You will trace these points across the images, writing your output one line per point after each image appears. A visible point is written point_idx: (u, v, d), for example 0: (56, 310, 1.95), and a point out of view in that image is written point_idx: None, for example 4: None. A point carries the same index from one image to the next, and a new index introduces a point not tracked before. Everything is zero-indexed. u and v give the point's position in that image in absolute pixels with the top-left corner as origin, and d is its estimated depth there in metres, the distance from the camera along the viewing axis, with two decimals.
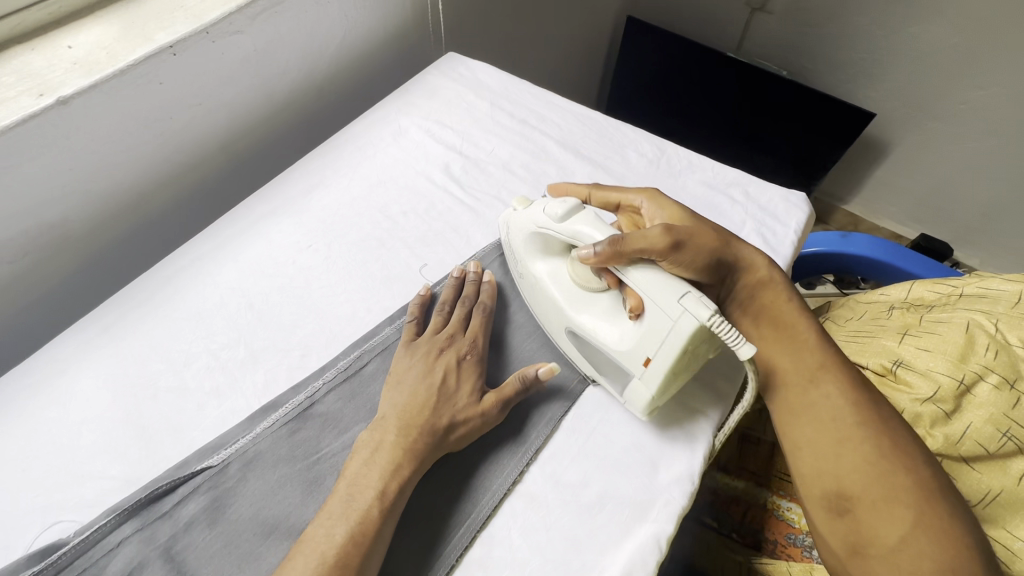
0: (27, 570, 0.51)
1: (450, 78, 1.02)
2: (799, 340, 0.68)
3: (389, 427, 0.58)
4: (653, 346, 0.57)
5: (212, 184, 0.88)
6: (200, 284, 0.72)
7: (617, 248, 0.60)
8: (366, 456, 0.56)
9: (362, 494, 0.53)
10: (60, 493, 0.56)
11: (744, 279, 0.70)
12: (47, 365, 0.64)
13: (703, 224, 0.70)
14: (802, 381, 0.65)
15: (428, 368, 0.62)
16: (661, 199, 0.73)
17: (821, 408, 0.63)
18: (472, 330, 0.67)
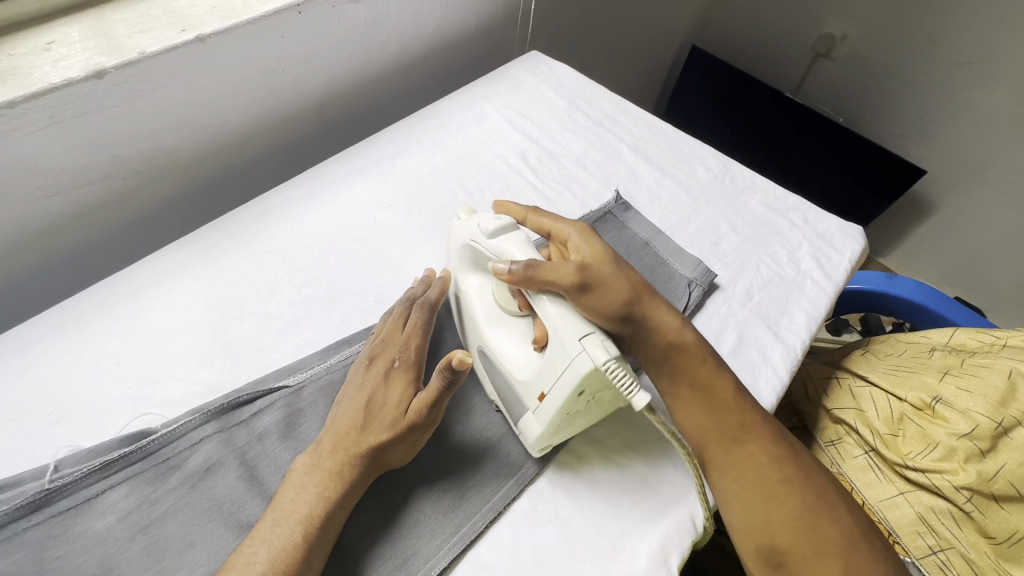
0: (119, 450, 0.56)
1: (533, 73, 1.07)
2: (726, 401, 0.60)
3: (321, 452, 0.55)
4: (548, 383, 0.54)
5: (302, 138, 0.94)
6: (290, 224, 0.77)
7: (529, 273, 0.56)
8: (298, 481, 0.53)
9: (289, 518, 0.50)
10: (151, 388, 0.61)
11: (657, 335, 0.61)
12: (148, 273, 0.70)
13: (630, 270, 0.62)
14: (727, 441, 0.59)
15: (356, 384, 0.59)
16: (588, 233, 0.64)
17: (747, 466, 0.57)
18: (408, 333, 0.62)
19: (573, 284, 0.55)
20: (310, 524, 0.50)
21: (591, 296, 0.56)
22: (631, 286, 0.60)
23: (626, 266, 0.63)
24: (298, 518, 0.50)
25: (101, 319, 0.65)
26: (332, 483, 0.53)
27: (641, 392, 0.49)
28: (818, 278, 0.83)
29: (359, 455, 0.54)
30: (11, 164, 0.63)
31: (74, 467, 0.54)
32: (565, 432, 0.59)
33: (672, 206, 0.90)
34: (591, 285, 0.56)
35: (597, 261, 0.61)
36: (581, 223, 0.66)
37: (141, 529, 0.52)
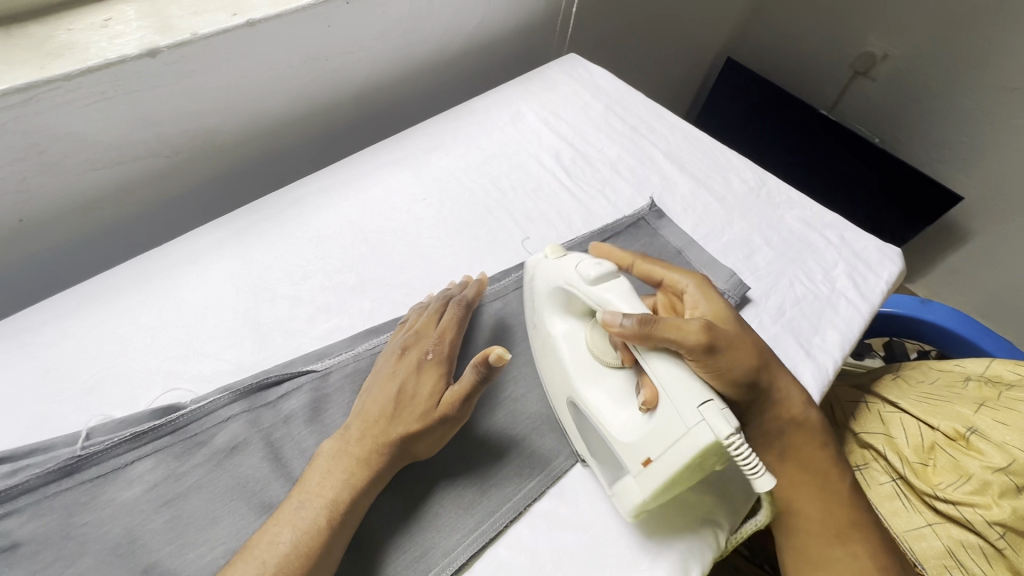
0: (149, 422, 0.56)
1: (571, 76, 1.07)
2: (841, 492, 0.62)
3: (350, 437, 0.55)
4: (660, 454, 0.50)
5: (339, 128, 0.95)
6: (324, 211, 0.78)
7: (642, 330, 0.52)
8: (325, 465, 0.53)
9: (314, 503, 0.51)
10: (182, 363, 0.62)
11: (784, 415, 0.62)
12: (184, 251, 0.71)
13: (751, 334, 0.62)
14: (834, 535, 0.60)
15: (388, 373, 0.60)
16: (707, 291, 0.64)
17: (851, 562, 0.58)
18: (442, 328, 0.63)
19: (698, 346, 0.53)
20: (335, 508, 0.51)
21: (714, 359, 0.54)
22: (757, 354, 0.59)
23: (746, 327, 0.63)
24: (321, 501, 0.51)
25: (137, 293, 0.66)
26: (360, 468, 0.53)
27: (766, 475, 0.46)
28: (853, 298, 0.81)
29: (387, 443, 0.54)
30: (62, 136, 0.64)
31: (106, 436, 0.55)
32: (665, 500, 0.54)
33: (706, 217, 0.88)
34: (716, 348, 0.54)
35: (720, 320, 0.62)
36: (698, 278, 0.66)
37: (166, 502, 0.53)
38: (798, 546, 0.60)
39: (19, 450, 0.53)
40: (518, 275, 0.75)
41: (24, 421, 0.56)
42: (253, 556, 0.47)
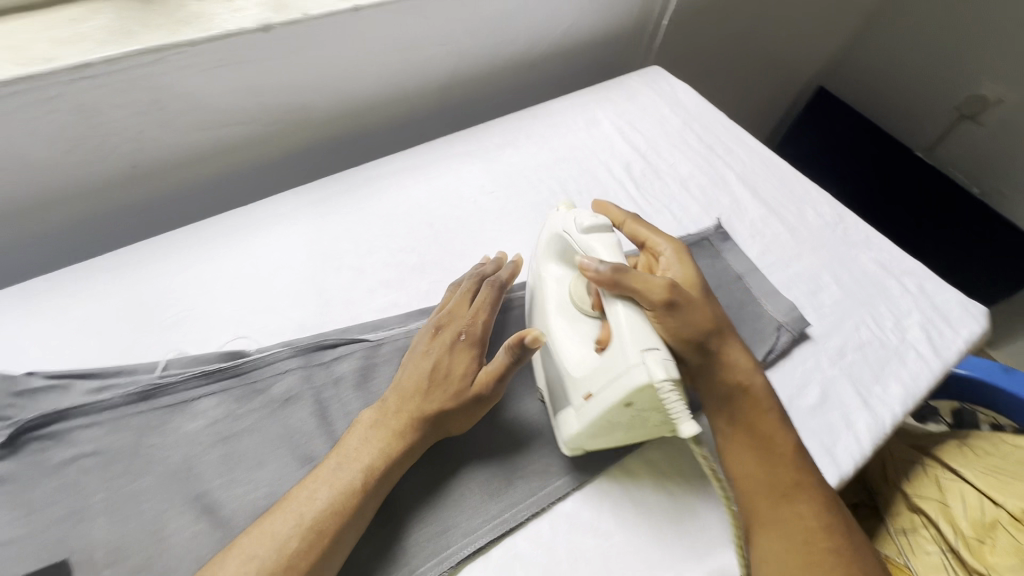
0: (217, 364, 0.61)
1: (652, 88, 1.07)
2: (781, 452, 0.57)
3: (388, 408, 0.57)
4: (599, 389, 0.54)
5: (421, 116, 0.99)
6: (396, 192, 0.82)
7: (614, 277, 0.54)
8: (363, 431, 0.56)
9: (350, 466, 0.53)
10: (252, 314, 0.67)
11: (735, 372, 0.59)
12: (267, 213, 0.76)
13: (712, 301, 0.63)
14: (770, 499, 0.55)
15: (424, 350, 0.60)
16: (684, 253, 0.66)
17: (785, 520, 0.54)
18: (475, 310, 0.63)
19: (658, 300, 0.54)
20: (369, 475, 0.53)
21: (671, 316, 0.55)
22: (713, 315, 0.60)
23: (709, 294, 0.64)
24: (360, 470, 0.53)
25: (223, 246, 0.72)
26: (395, 439, 0.55)
27: (690, 422, 0.48)
28: (924, 351, 0.76)
29: (423, 420, 0.56)
30: (180, 96, 0.71)
31: (180, 370, 0.61)
32: (607, 438, 0.58)
33: (774, 245, 0.85)
34: (676, 307, 0.55)
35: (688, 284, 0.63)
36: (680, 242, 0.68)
37: (222, 438, 0.58)
38: (741, 507, 0.56)
39: (109, 371, 0.60)
40: None
41: (114, 346, 0.62)
42: (288, 507, 0.50)
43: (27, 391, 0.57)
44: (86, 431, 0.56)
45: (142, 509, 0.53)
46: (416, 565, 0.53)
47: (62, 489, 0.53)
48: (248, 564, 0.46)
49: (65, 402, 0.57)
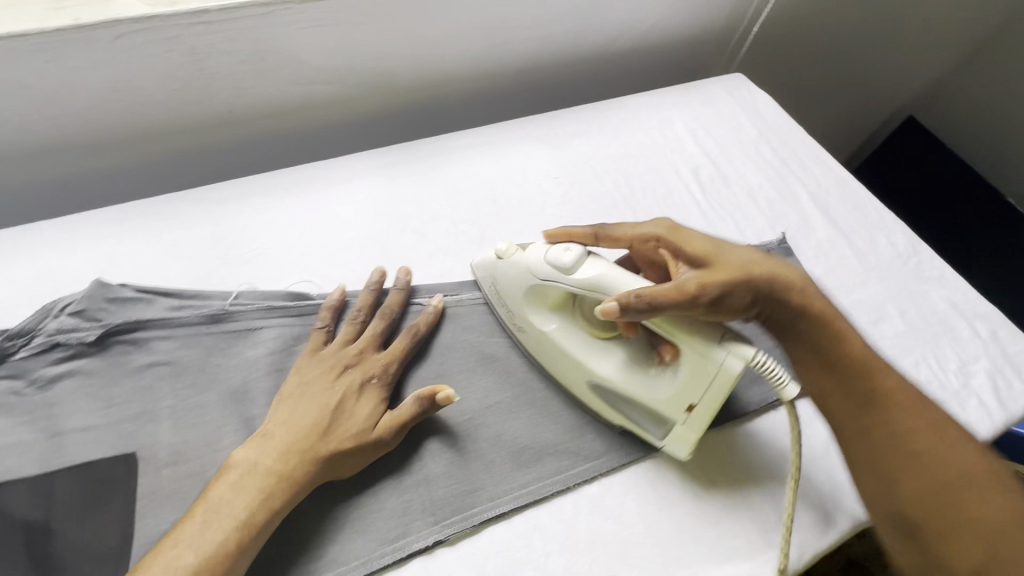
0: (283, 302, 0.66)
1: (732, 95, 1.04)
2: (886, 412, 0.51)
3: (268, 452, 0.54)
4: (699, 396, 0.56)
5: (499, 97, 1.01)
6: (465, 166, 0.84)
7: (641, 309, 0.53)
8: (234, 479, 0.52)
9: (220, 521, 0.50)
10: (318, 261, 0.71)
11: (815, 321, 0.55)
12: (343, 170, 0.80)
13: (745, 255, 0.58)
14: (885, 470, 0.49)
15: (327, 386, 0.58)
16: (683, 231, 0.62)
17: (911, 493, 0.48)
18: (389, 351, 0.63)
19: (705, 296, 0.54)
20: (249, 527, 0.50)
21: (721, 304, 0.55)
22: (765, 269, 0.56)
23: (738, 248, 0.59)
24: (258, 477, 0.52)
25: (301, 194, 0.77)
26: (275, 484, 0.52)
27: (791, 384, 0.55)
28: (988, 400, 0.72)
29: (315, 462, 0.54)
30: (280, 50, 0.76)
31: (250, 301, 0.65)
32: None
33: (838, 269, 0.83)
34: (723, 295, 0.55)
35: (710, 251, 0.59)
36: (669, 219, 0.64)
37: (279, 371, 0.62)
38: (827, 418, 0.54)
39: (188, 292, 0.65)
40: None
41: (194, 271, 0.68)
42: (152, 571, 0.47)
43: (115, 299, 0.62)
44: (161, 342, 0.61)
45: (202, 421, 0.58)
46: (441, 516, 0.56)
47: (137, 391, 0.58)
48: None
49: (147, 314, 0.62)
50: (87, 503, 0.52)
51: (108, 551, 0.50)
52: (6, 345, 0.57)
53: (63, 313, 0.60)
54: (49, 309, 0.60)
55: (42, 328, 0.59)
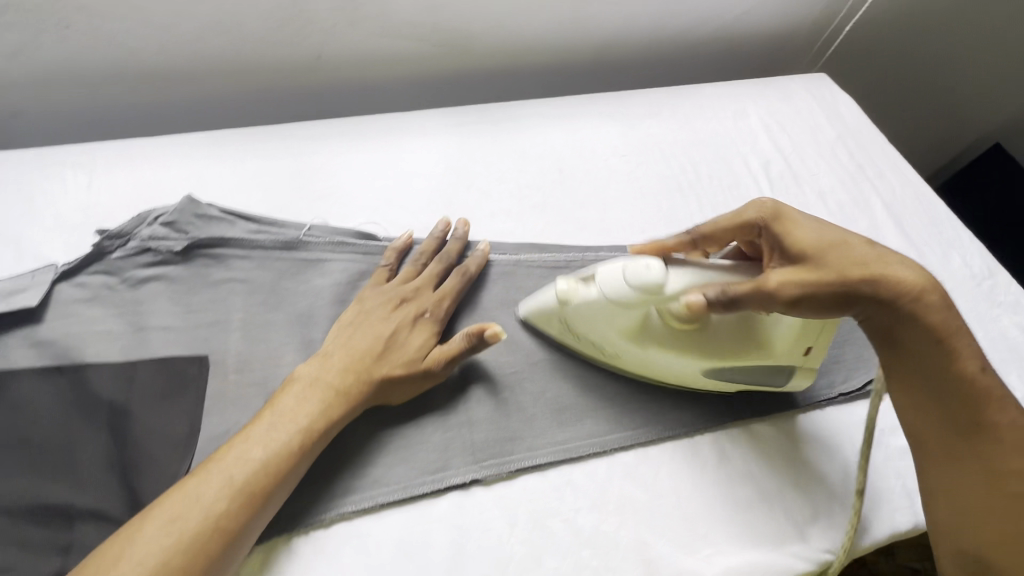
0: (352, 239, 0.69)
1: (813, 94, 1.01)
2: (985, 396, 0.52)
3: (329, 369, 0.57)
4: (815, 336, 0.60)
5: (574, 72, 1.00)
6: (535, 134, 0.85)
7: (727, 301, 0.53)
8: (299, 391, 0.55)
9: (285, 425, 0.53)
10: (387, 206, 0.74)
11: (930, 318, 0.52)
12: (417, 124, 0.82)
13: (852, 239, 0.55)
14: (981, 481, 0.52)
15: (384, 316, 0.61)
16: (787, 213, 0.58)
17: (978, 469, 0.52)
18: (442, 291, 0.65)
19: (794, 294, 0.52)
20: (310, 433, 0.53)
21: (808, 305, 0.53)
22: (869, 270, 0.52)
23: (850, 237, 0.55)
24: (319, 391, 0.55)
25: (375, 142, 0.79)
26: (335, 398, 0.55)
27: None
28: None
29: (370, 382, 0.57)
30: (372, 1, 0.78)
31: (322, 234, 0.68)
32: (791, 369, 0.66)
33: None
34: (812, 296, 0.52)
35: (820, 240, 0.55)
36: (771, 201, 0.60)
37: (342, 302, 0.65)
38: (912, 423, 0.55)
39: (267, 219, 0.69)
40: None
41: (272, 201, 0.71)
42: (219, 466, 0.49)
43: (202, 216, 0.66)
44: (239, 261, 0.65)
45: (270, 337, 0.61)
46: (481, 455, 0.58)
47: (214, 302, 0.63)
48: (230, 480, 0.48)
49: (229, 234, 0.66)
50: (163, 394, 0.56)
51: (177, 438, 0.54)
52: (106, 244, 0.62)
53: (156, 222, 0.65)
54: (143, 216, 0.65)
55: (137, 233, 0.64)
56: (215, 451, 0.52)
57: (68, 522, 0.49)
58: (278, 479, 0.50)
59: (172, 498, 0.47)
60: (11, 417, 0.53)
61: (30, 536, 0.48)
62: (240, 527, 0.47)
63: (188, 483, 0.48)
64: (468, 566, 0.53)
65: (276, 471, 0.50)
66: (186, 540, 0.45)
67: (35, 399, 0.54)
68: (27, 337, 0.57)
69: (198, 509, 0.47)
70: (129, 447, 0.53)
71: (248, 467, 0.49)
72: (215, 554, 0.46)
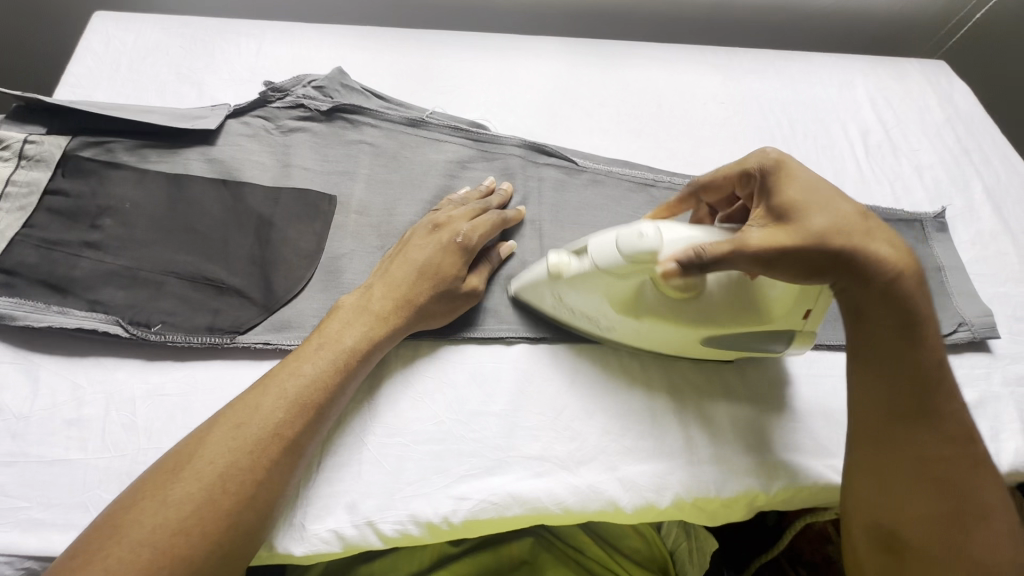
0: (466, 127, 0.77)
1: (927, 76, 0.99)
2: (936, 392, 0.51)
3: (373, 294, 0.59)
4: (814, 297, 0.55)
5: (685, 24, 1.04)
6: (639, 70, 0.90)
7: (702, 262, 0.49)
8: (347, 317, 0.57)
9: (333, 345, 0.55)
10: (498, 109, 0.82)
11: (903, 303, 0.50)
12: (534, 45, 0.90)
13: (844, 205, 0.50)
14: (909, 472, 0.51)
15: (422, 244, 0.63)
16: (787, 167, 0.53)
17: (908, 459, 0.51)
18: (477, 221, 0.65)
19: (765, 251, 0.49)
20: (354, 351, 0.55)
21: (778, 267, 0.49)
22: (846, 233, 0.49)
23: (844, 198, 0.51)
24: (367, 315, 0.58)
25: (493, 53, 0.87)
26: (379, 319, 0.58)
27: None
28: None
29: (406, 308, 0.59)
30: None
31: (441, 119, 0.77)
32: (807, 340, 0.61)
33: (993, 260, 0.79)
34: (780, 256, 0.49)
35: (807, 195, 0.50)
36: (774, 149, 0.55)
37: (450, 176, 0.73)
38: (854, 404, 0.54)
39: (396, 100, 0.78)
40: None
41: (402, 89, 0.81)
42: (275, 383, 0.52)
43: (346, 86, 0.77)
44: (370, 128, 0.75)
45: (386, 192, 0.71)
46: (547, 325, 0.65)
47: (346, 157, 0.73)
48: (285, 395, 0.51)
49: (365, 104, 0.76)
50: (298, 216, 0.67)
51: (305, 252, 0.65)
52: (268, 94, 0.74)
53: (309, 85, 0.76)
54: (300, 79, 0.76)
55: (293, 91, 0.75)
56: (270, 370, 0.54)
57: (218, 294, 0.61)
58: (328, 392, 0.53)
59: (234, 408, 0.50)
60: (185, 210, 0.65)
61: (190, 297, 0.60)
62: (296, 435, 0.50)
63: (246, 396, 0.52)
64: (527, 404, 0.60)
65: (327, 386, 0.53)
66: (250, 444, 0.48)
67: (204, 201, 0.66)
68: (201, 153, 0.69)
69: (259, 418, 0.49)
70: (269, 250, 0.64)
71: (300, 380, 0.52)
72: (275, 460, 0.49)
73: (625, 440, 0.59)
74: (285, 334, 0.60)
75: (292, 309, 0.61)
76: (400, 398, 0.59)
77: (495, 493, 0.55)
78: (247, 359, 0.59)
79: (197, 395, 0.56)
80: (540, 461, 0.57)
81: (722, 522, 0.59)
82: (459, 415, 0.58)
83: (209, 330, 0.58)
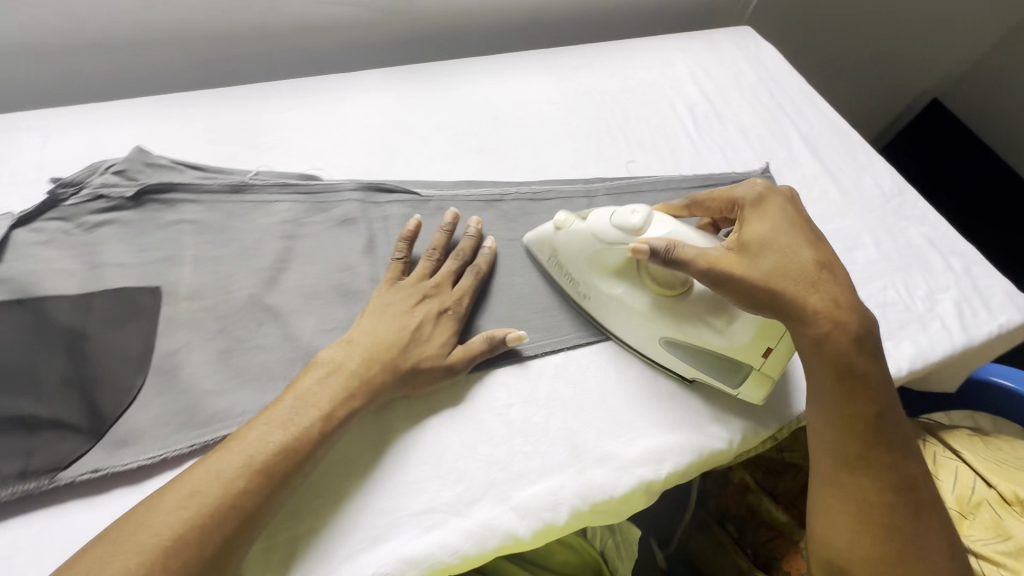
0: (296, 181, 0.74)
1: (736, 43, 1.07)
2: (883, 440, 0.54)
3: (353, 355, 0.57)
4: (777, 338, 0.59)
5: (510, 32, 1.05)
6: (469, 87, 0.90)
7: (669, 256, 0.58)
8: (320, 375, 0.55)
9: (307, 411, 0.52)
10: (330, 155, 0.79)
11: (849, 354, 0.55)
12: (358, 81, 0.87)
13: (802, 254, 0.57)
14: (856, 505, 0.53)
15: (406, 310, 0.61)
16: (765, 205, 0.61)
17: (855, 493, 0.53)
18: (461, 289, 0.65)
19: (713, 269, 0.57)
20: (330, 417, 0.52)
21: (727, 287, 0.57)
22: (789, 278, 0.55)
23: (806, 245, 0.58)
24: (343, 376, 0.55)
25: (315, 97, 0.84)
26: (357, 387, 0.55)
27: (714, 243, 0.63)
28: (950, 324, 0.74)
29: (393, 373, 0.57)
30: None
31: (268, 178, 0.73)
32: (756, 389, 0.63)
33: (819, 201, 0.86)
34: (729, 279, 0.56)
35: (772, 235, 0.58)
36: (764, 185, 0.63)
37: (288, 237, 0.69)
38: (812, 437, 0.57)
39: (214, 167, 0.73)
40: (614, 184, 0.81)
41: (220, 154, 0.76)
42: (236, 449, 0.48)
43: (151, 165, 0.71)
44: (189, 204, 0.70)
45: (218, 269, 0.66)
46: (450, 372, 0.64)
47: (166, 241, 0.67)
48: (248, 464, 0.48)
49: (178, 179, 0.70)
50: (117, 319, 0.60)
51: (132, 357, 0.58)
52: (59, 192, 0.67)
53: (107, 172, 0.69)
54: (95, 168, 0.69)
55: (89, 182, 0.68)
56: (230, 436, 0.51)
57: (30, 431, 0.53)
58: (293, 463, 0.50)
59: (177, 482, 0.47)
60: None
61: None
62: (255, 505, 0.47)
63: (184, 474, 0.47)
64: (408, 457, 0.58)
65: (291, 458, 0.50)
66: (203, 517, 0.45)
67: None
68: None
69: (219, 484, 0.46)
70: (88, 366, 0.57)
71: (266, 448, 0.49)
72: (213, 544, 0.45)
73: (513, 465, 0.58)
74: (120, 456, 0.53)
75: (124, 425, 0.55)
76: (313, 492, 0.54)
77: (384, 564, 0.51)
78: (80, 495, 0.52)
79: (22, 555, 0.49)
80: (429, 513, 0.54)
81: (627, 515, 0.60)
82: (334, 490, 0.55)
83: (23, 476, 0.51)
